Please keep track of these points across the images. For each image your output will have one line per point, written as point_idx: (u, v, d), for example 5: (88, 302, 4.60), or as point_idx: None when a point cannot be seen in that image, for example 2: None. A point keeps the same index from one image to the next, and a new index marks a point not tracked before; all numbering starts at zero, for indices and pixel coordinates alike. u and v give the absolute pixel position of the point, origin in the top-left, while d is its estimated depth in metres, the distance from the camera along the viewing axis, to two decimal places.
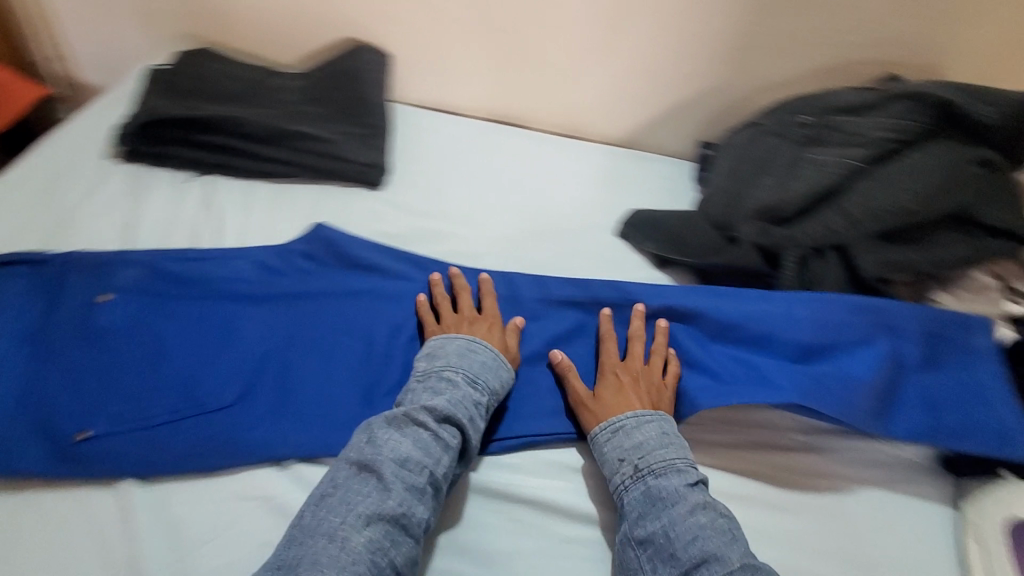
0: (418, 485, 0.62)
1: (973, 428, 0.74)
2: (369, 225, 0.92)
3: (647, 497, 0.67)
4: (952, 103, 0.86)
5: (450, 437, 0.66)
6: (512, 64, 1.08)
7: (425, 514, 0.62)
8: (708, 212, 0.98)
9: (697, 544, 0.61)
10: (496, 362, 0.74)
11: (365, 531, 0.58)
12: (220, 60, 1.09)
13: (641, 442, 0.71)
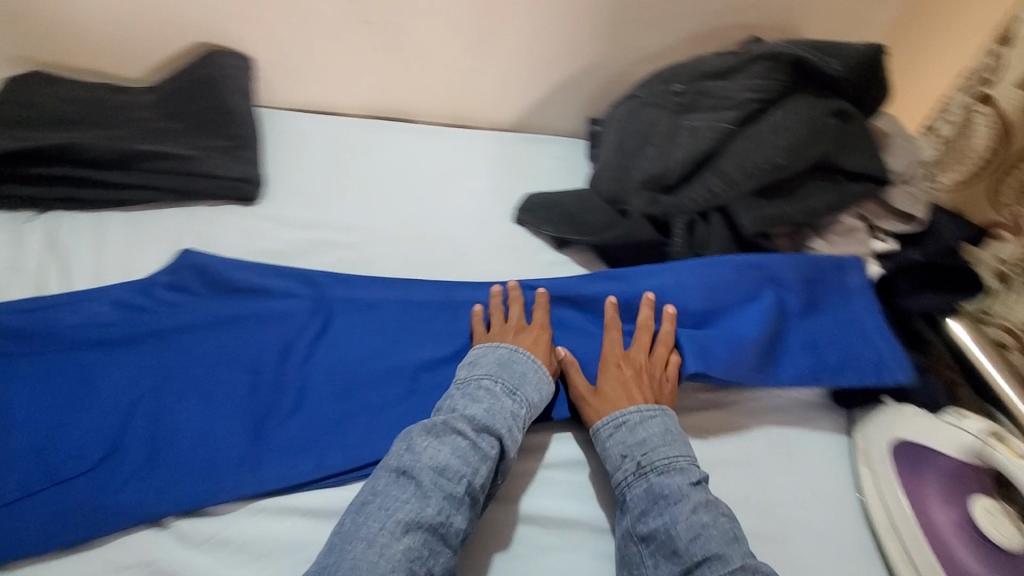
0: (458, 495, 0.50)
1: (852, 362, 0.68)
2: (237, 246, 0.73)
3: (648, 495, 0.55)
4: (803, 59, 0.78)
5: (489, 447, 0.53)
6: (384, 51, 0.92)
7: (458, 531, 0.49)
8: (598, 189, 0.87)
9: (702, 543, 0.51)
10: (539, 374, 0.61)
11: (404, 539, 0.47)
12: (55, 82, 0.86)
13: (644, 439, 0.58)
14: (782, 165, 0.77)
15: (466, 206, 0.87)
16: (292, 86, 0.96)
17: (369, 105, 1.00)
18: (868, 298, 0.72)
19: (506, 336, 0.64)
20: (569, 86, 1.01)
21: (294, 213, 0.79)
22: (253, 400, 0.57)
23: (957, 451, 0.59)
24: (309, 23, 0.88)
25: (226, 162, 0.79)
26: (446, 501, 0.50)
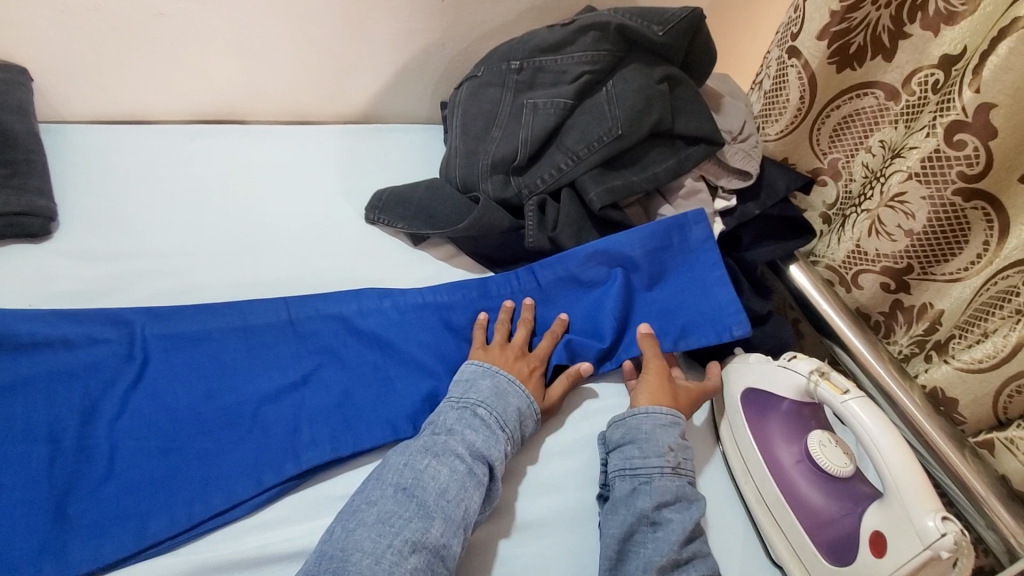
0: (459, 520, 0.51)
1: (701, 320, 0.71)
2: (31, 294, 0.63)
3: (676, 490, 0.57)
4: (627, 27, 0.78)
5: (483, 473, 0.54)
6: (191, 47, 0.82)
7: (457, 557, 0.50)
8: (450, 176, 0.84)
9: (696, 544, 0.55)
10: (527, 412, 0.60)
11: (410, 560, 0.47)
12: None
13: (688, 446, 0.61)
14: (621, 135, 0.77)
15: (310, 210, 0.80)
16: (92, 92, 0.83)
17: (194, 110, 0.90)
18: (710, 253, 0.73)
19: (507, 358, 0.64)
20: (413, 69, 0.95)
21: (103, 244, 0.69)
22: (49, 479, 0.49)
23: (792, 392, 0.63)
24: (93, 21, 0.76)
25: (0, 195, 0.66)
26: (447, 524, 0.50)
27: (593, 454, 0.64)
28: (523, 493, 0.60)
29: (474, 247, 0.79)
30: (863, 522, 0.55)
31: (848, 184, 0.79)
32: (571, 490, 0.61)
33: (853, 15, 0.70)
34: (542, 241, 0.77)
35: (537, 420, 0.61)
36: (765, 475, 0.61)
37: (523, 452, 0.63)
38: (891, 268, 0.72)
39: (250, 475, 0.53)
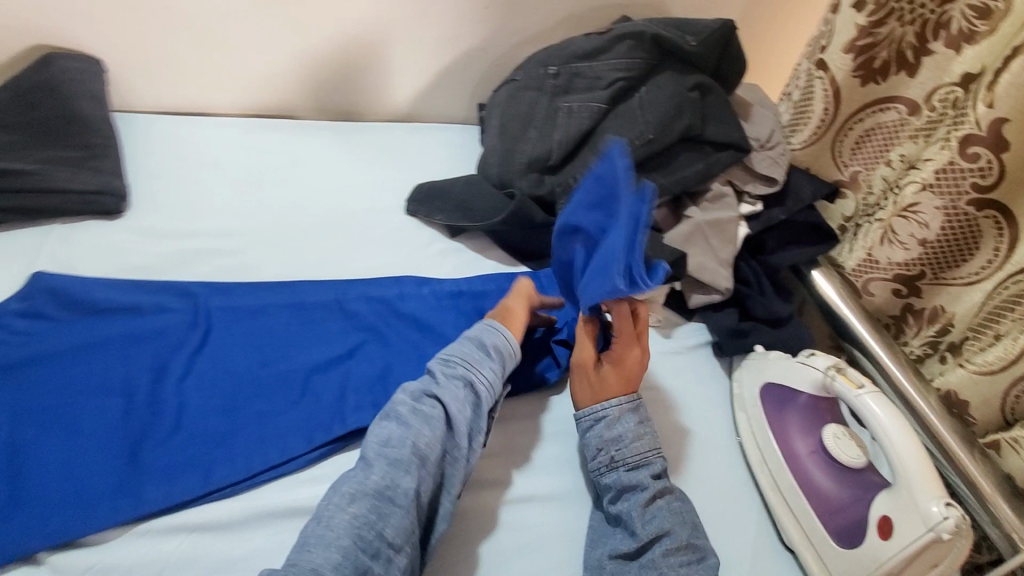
0: (401, 459, 0.52)
1: (603, 276, 0.60)
2: (105, 264, 0.69)
3: (618, 484, 0.59)
4: (662, 37, 0.82)
5: (428, 409, 0.56)
6: (254, 45, 0.88)
7: (409, 493, 0.51)
8: (487, 173, 0.88)
9: (657, 523, 0.56)
10: (480, 331, 0.64)
11: (349, 508, 0.49)
12: None
13: (619, 433, 0.61)
14: (652, 139, 0.81)
15: (356, 201, 0.86)
16: (161, 84, 0.89)
17: (250, 104, 0.96)
18: (626, 193, 0.60)
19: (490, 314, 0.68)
20: (455, 72, 1.01)
21: (166, 222, 0.75)
22: (124, 428, 0.54)
23: (810, 386, 0.67)
24: (169, 19, 0.83)
25: (78, 174, 0.72)
26: (391, 467, 0.52)
27: None
28: (548, 468, 0.64)
29: (507, 240, 0.84)
30: (872, 507, 0.59)
31: (867, 196, 0.82)
32: None
33: (879, 30, 0.73)
34: None
35: (507, 334, 0.64)
36: (780, 463, 0.65)
37: (549, 432, 0.67)
38: (904, 275, 0.75)
39: (301, 435, 0.58)
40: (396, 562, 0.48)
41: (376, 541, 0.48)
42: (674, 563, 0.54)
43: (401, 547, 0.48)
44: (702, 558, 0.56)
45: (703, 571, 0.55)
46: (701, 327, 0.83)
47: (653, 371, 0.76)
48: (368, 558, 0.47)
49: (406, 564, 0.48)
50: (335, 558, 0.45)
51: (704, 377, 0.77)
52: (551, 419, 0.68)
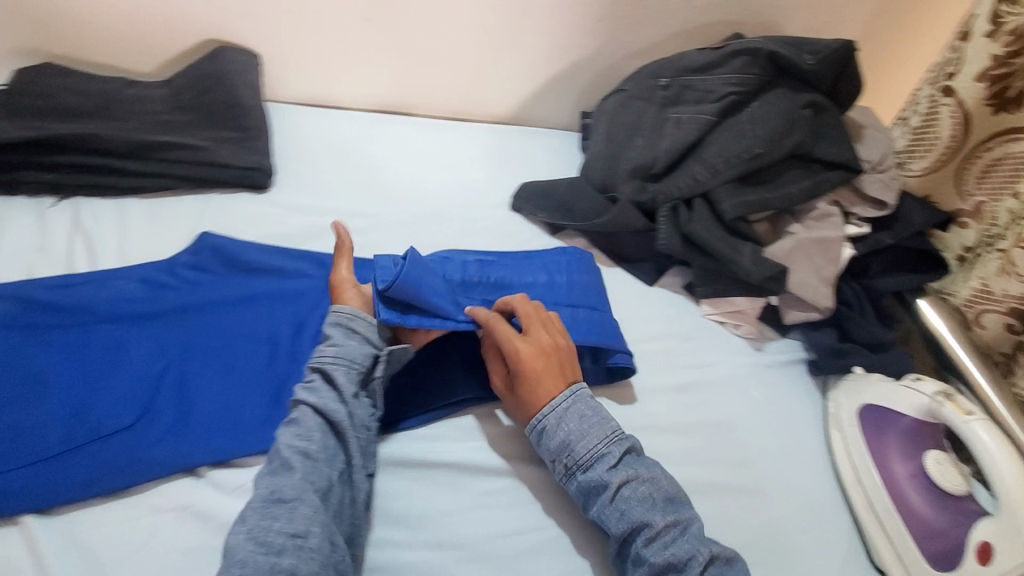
0: (282, 463, 0.52)
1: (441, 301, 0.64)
2: (254, 231, 0.78)
3: (580, 490, 0.58)
4: (780, 55, 0.82)
5: (293, 413, 0.55)
6: (383, 46, 0.97)
7: (296, 486, 0.50)
8: (590, 176, 0.92)
9: (629, 519, 0.55)
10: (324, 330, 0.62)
11: (244, 524, 0.48)
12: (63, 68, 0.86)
13: (563, 439, 0.59)
14: (761, 154, 0.81)
15: (464, 194, 0.92)
16: (301, 78, 0.99)
17: (373, 100, 1.04)
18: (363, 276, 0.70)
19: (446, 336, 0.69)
20: (563, 80, 1.05)
21: (304, 200, 0.84)
22: (271, 372, 0.62)
23: (914, 411, 0.67)
24: (317, 20, 0.92)
25: (237, 152, 0.82)
26: (275, 474, 0.51)
27: (699, 438, 0.70)
28: None
29: (605, 242, 0.87)
30: (971, 533, 0.60)
31: (989, 227, 0.78)
32: (682, 463, 0.67)
33: (1014, 61, 0.73)
34: (674, 240, 0.81)
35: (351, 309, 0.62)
36: (875, 481, 0.66)
37: (639, 424, 0.70)
38: (1018, 310, 0.73)
39: (416, 398, 0.64)
40: (307, 548, 0.47)
41: (277, 539, 0.47)
42: (656, 548, 0.54)
43: (306, 533, 0.48)
44: (683, 527, 0.56)
45: (689, 542, 0.55)
46: (795, 345, 0.83)
47: (744, 381, 0.77)
48: (272, 556, 0.46)
49: (318, 544, 0.47)
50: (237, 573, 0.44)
51: (795, 392, 0.77)
52: (641, 412, 0.71)
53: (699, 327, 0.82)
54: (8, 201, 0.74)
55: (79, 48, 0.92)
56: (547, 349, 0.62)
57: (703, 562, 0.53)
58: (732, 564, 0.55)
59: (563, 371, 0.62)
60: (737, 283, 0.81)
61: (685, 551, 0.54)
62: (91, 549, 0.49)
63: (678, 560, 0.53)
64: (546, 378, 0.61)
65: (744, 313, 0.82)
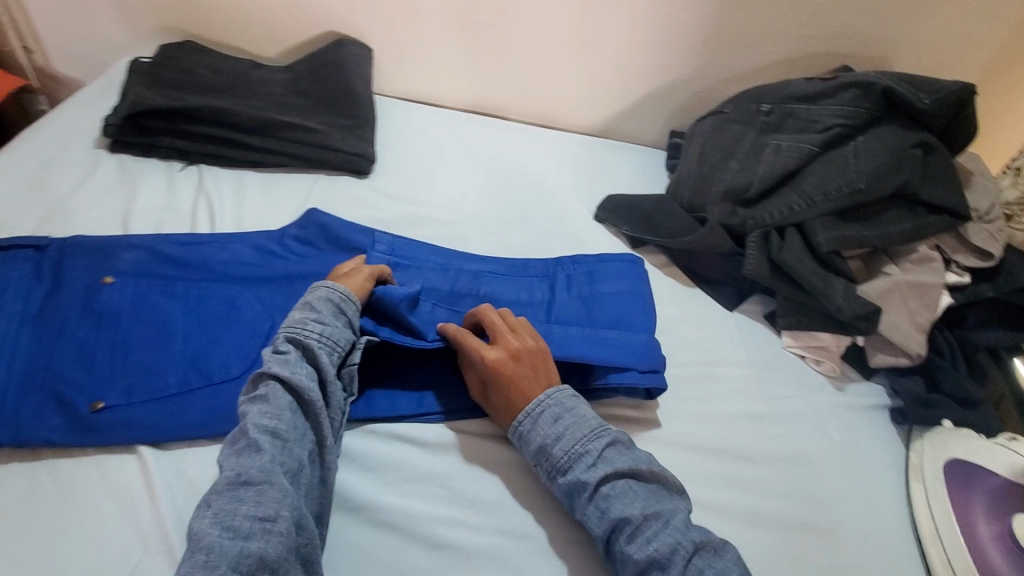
0: (248, 444, 0.51)
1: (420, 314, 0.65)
2: (353, 213, 0.82)
3: (562, 492, 0.58)
4: (895, 91, 0.80)
5: (262, 391, 0.54)
6: (485, 51, 1.00)
7: (264, 468, 0.50)
8: (679, 195, 0.92)
9: (608, 516, 0.54)
10: (300, 307, 0.61)
11: (210, 508, 0.48)
12: (198, 46, 0.94)
13: (539, 443, 0.59)
14: (862, 190, 0.79)
15: (551, 198, 0.94)
16: (405, 73, 1.04)
17: (469, 100, 1.08)
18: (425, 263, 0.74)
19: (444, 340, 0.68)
20: (657, 98, 1.05)
21: (399, 190, 0.88)
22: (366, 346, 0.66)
23: (1006, 471, 0.68)
24: (429, 21, 0.97)
25: (346, 137, 0.87)
26: (240, 457, 0.50)
27: (771, 470, 0.68)
28: (705, 480, 0.66)
29: (687, 262, 0.88)
30: None
31: None
32: (752, 491, 0.66)
33: None
34: (762, 266, 0.80)
35: (327, 294, 0.61)
36: (959, 542, 0.64)
37: (710, 447, 0.69)
38: None
39: None
40: (274, 531, 0.47)
41: (243, 523, 0.47)
42: (638, 545, 0.53)
43: (274, 517, 0.48)
44: (666, 520, 0.55)
45: (671, 535, 0.53)
46: (876, 389, 0.80)
47: (821, 419, 0.75)
48: (239, 541, 0.46)
49: (287, 528, 0.48)
50: (201, 558, 0.45)
51: (874, 438, 0.75)
52: (712, 436, 0.70)
53: (779, 359, 0.80)
54: (144, 162, 0.82)
55: (214, 30, 1.00)
56: (517, 352, 0.62)
57: (687, 554, 0.52)
58: (720, 555, 0.54)
59: (535, 374, 0.62)
60: (824, 318, 0.79)
61: (668, 545, 0.53)
62: (197, 487, 0.53)
63: (660, 555, 0.52)
64: (522, 378, 0.61)
65: (828, 350, 0.80)
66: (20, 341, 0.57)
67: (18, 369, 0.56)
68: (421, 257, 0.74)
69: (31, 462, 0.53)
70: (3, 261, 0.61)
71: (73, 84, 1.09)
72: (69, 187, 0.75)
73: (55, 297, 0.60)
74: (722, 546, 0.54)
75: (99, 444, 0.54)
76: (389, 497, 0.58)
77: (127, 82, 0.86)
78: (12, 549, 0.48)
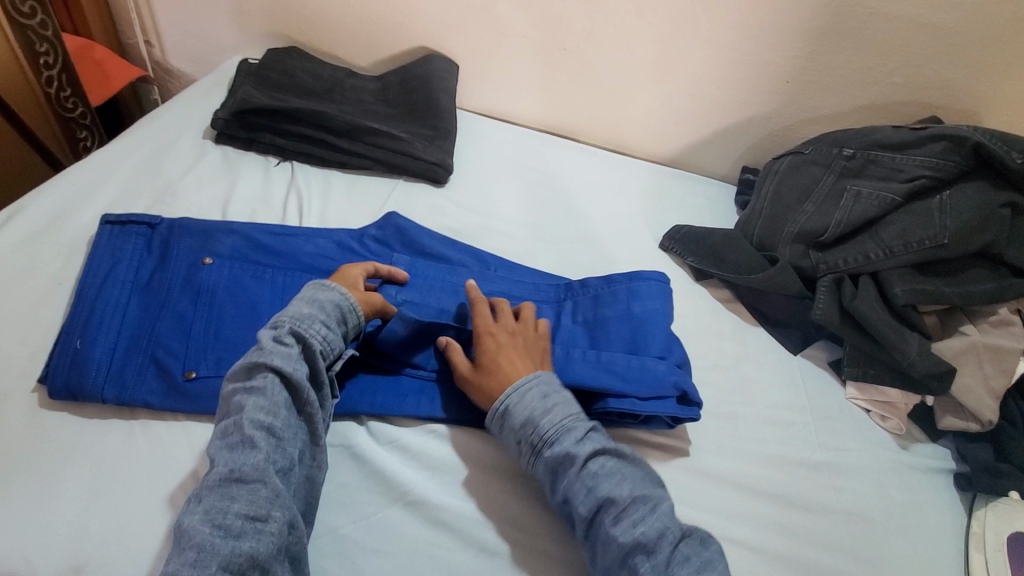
0: (242, 440, 0.52)
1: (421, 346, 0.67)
2: (427, 220, 0.86)
3: (547, 469, 0.58)
4: (989, 148, 0.77)
5: (259, 384, 0.54)
6: (566, 74, 1.03)
7: (258, 466, 0.51)
8: (748, 232, 0.92)
9: (595, 493, 0.56)
10: (303, 297, 0.62)
11: (200, 505, 0.48)
12: (299, 51, 1.00)
13: (527, 417, 0.60)
14: (945, 245, 0.77)
15: (618, 223, 0.95)
16: (487, 90, 1.09)
17: (545, 120, 1.11)
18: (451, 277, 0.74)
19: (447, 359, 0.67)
20: (732, 133, 1.05)
21: (473, 201, 0.91)
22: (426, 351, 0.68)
23: None
24: (516, 43, 1.01)
25: (428, 147, 0.91)
26: (234, 452, 0.51)
27: (825, 521, 0.67)
28: (754, 521, 0.65)
29: (753, 299, 0.87)
30: None
31: None
32: (803, 540, 0.65)
33: None
34: (831, 314, 0.79)
35: (333, 293, 0.63)
36: None
37: (762, 489, 0.68)
38: None
39: None
40: (265, 532, 0.48)
41: (234, 522, 0.48)
42: (625, 526, 0.54)
43: (266, 517, 0.49)
44: (653, 505, 0.56)
45: (658, 520, 0.55)
46: (942, 452, 0.77)
47: (881, 476, 0.72)
48: (230, 540, 0.47)
49: (278, 528, 0.49)
50: (192, 556, 0.45)
51: (936, 503, 0.72)
52: (765, 478, 0.69)
53: (839, 408, 0.78)
54: (245, 155, 0.88)
55: (315, 37, 1.07)
56: (516, 331, 0.67)
57: (674, 540, 0.53)
58: (707, 546, 0.54)
59: (528, 352, 0.65)
60: (892, 372, 0.78)
61: (655, 529, 0.54)
62: None
63: (647, 538, 0.53)
64: (518, 352, 0.65)
65: (895, 405, 0.78)
66: (129, 308, 0.63)
67: (126, 333, 0.61)
68: (433, 276, 0.74)
69: (127, 420, 0.59)
70: (121, 235, 0.68)
71: (183, 77, 1.18)
72: (178, 172, 0.82)
73: (160, 270, 0.66)
74: (706, 535, 0.55)
75: (188, 410, 0.59)
76: (439, 495, 0.60)
77: (236, 80, 0.93)
78: (109, 499, 0.53)
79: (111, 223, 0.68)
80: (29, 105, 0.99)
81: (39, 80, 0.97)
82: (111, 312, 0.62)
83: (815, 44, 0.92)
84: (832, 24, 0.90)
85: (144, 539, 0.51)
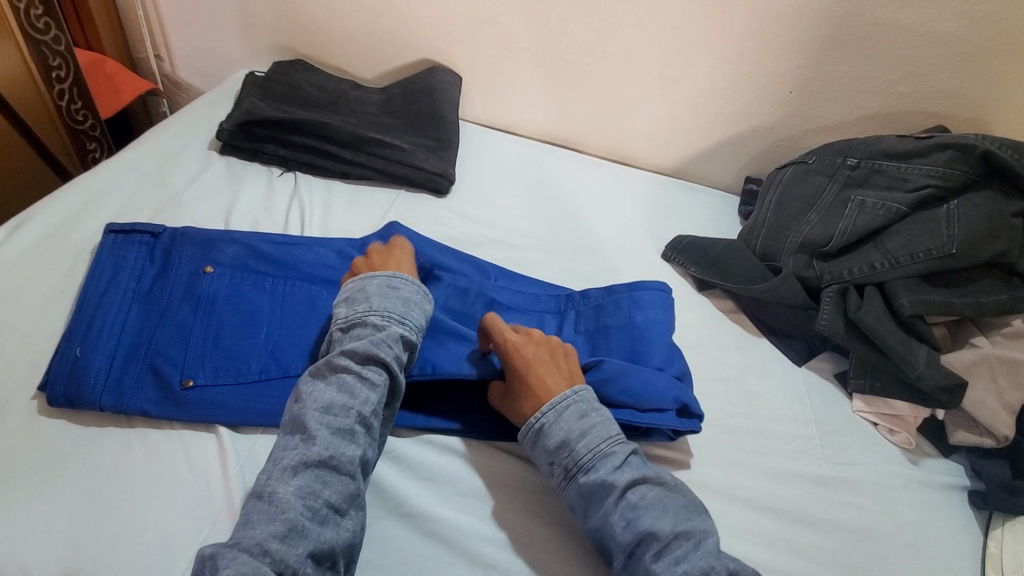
0: (344, 429, 0.53)
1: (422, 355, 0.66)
2: (429, 230, 0.86)
3: (581, 495, 0.57)
4: (999, 156, 0.75)
5: (376, 377, 0.57)
6: (569, 87, 1.04)
7: (354, 460, 0.53)
8: (752, 242, 0.91)
9: (634, 527, 0.54)
10: (415, 296, 0.64)
11: (293, 480, 0.50)
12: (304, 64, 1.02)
13: (561, 441, 0.59)
14: (953, 255, 0.76)
15: (620, 232, 0.95)
16: (490, 102, 1.09)
17: (547, 131, 1.11)
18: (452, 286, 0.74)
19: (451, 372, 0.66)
20: (737, 144, 1.05)
21: (474, 211, 0.92)
22: None
23: None
24: (519, 54, 1.01)
25: (430, 157, 0.91)
26: (336, 436, 0.53)
27: (832, 539, 0.65)
28: (759, 537, 0.63)
29: (756, 310, 0.86)
30: None
31: None
32: (809, 558, 0.63)
33: None
34: (836, 324, 0.77)
35: (432, 301, 0.66)
36: None
37: (767, 504, 0.66)
38: None
39: None
40: (342, 525, 0.50)
41: (322, 509, 0.49)
42: (666, 564, 0.51)
43: (345, 512, 0.51)
44: (698, 541, 0.53)
45: (703, 558, 0.51)
46: (954, 467, 0.75)
47: (890, 491, 0.71)
48: (317, 526, 0.48)
49: (354, 524, 0.51)
50: (282, 530, 0.47)
51: (948, 520, 0.70)
52: (770, 492, 0.67)
53: (845, 421, 0.77)
54: (249, 165, 0.89)
55: (321, 50, 1.08)
56: (540, 344, 0.65)
57: None
58: None
59: (557, 365, 0.64)
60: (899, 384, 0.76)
61: (699, 568, 0.50)
62: None
63: None
64: (551, 365, 0.63)
65: (902, 419, 0.76)
66: (131, 316, 0.63)
67: (126, 341, 0.62)
68: (433, 285, 0.73)
69: (122, 428, 0.59)
70: (123, 243, 0.68)
71: (193, 90, 1.20)
72: (183, 182, 0.83)
73: (163, 279, 0.66)
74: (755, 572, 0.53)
75: (185, 419, 0.59)
76: (436, 506, 0.59)
77: (243, 93, 0.95)
78: (104, 506, 0.53)
79: (114, 232, 0.69)
80: (40, 117, 1.01)
81: (51, 93, 0.99)
82: (112, 320, 0.63)
83: (819, 54, 0.91)
84: (835, 34, 0.89)
85: (133, 549, 0.51)
